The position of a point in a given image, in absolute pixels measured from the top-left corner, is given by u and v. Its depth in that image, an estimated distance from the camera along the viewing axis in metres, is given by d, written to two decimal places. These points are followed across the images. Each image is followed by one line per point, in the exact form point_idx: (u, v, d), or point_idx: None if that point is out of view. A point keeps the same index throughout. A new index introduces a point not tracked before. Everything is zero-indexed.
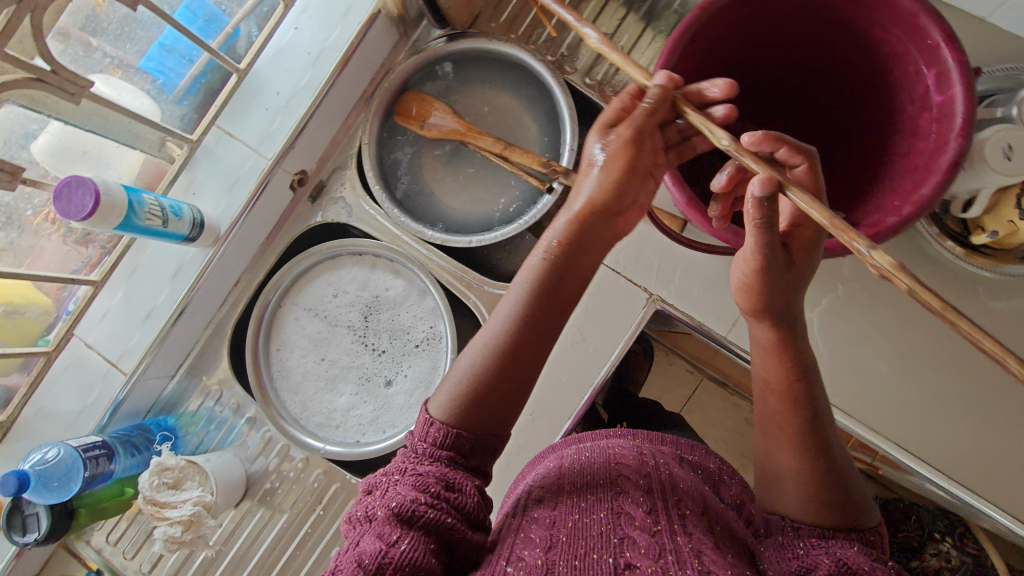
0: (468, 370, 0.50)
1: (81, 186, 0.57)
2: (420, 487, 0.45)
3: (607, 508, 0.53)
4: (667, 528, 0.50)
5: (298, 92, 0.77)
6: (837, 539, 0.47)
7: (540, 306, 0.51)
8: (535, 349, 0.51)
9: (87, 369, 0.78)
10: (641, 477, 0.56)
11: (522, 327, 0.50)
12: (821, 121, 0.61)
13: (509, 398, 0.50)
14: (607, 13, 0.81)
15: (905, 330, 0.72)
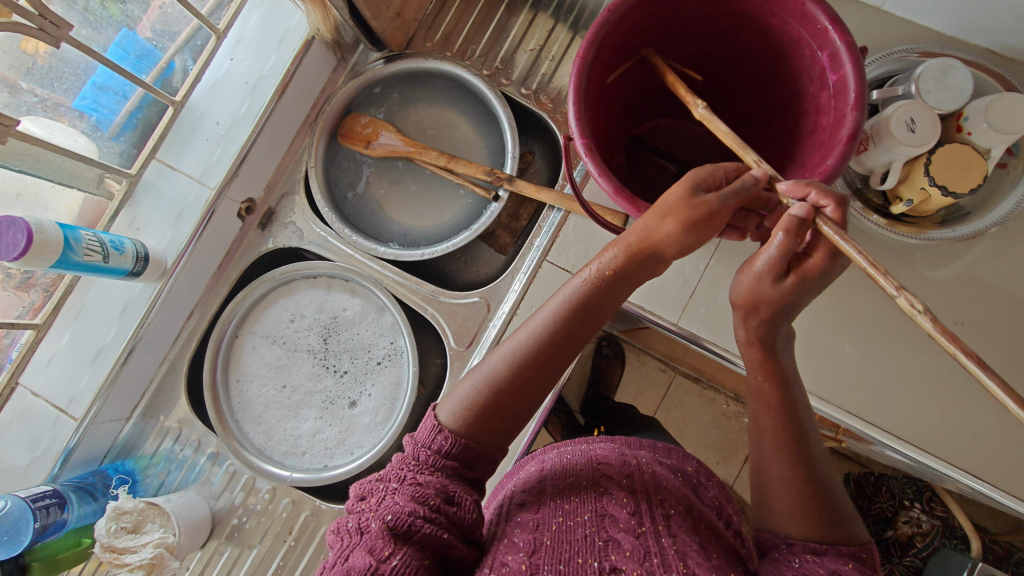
0: (479, 384, 0.52)
1: (11, 226, 0.56)
2: (420, 498, 0.45)
3: (591, 509, 0.56)
4: (652, 529, 0.53)
5: (238, 120, 0.78)
6: (833, 554, 0.44)
7: (557, 334, 0.52)
8: (541, 378, 0.53)
9: (34, 419, 0.75)
10: (623, 477, 0.59)
11: (534, 351, 0.52)
12: None
13: (516, 413, 0.52)
14: (536, 27, 0.86)
15: (844, 303, 0.76)
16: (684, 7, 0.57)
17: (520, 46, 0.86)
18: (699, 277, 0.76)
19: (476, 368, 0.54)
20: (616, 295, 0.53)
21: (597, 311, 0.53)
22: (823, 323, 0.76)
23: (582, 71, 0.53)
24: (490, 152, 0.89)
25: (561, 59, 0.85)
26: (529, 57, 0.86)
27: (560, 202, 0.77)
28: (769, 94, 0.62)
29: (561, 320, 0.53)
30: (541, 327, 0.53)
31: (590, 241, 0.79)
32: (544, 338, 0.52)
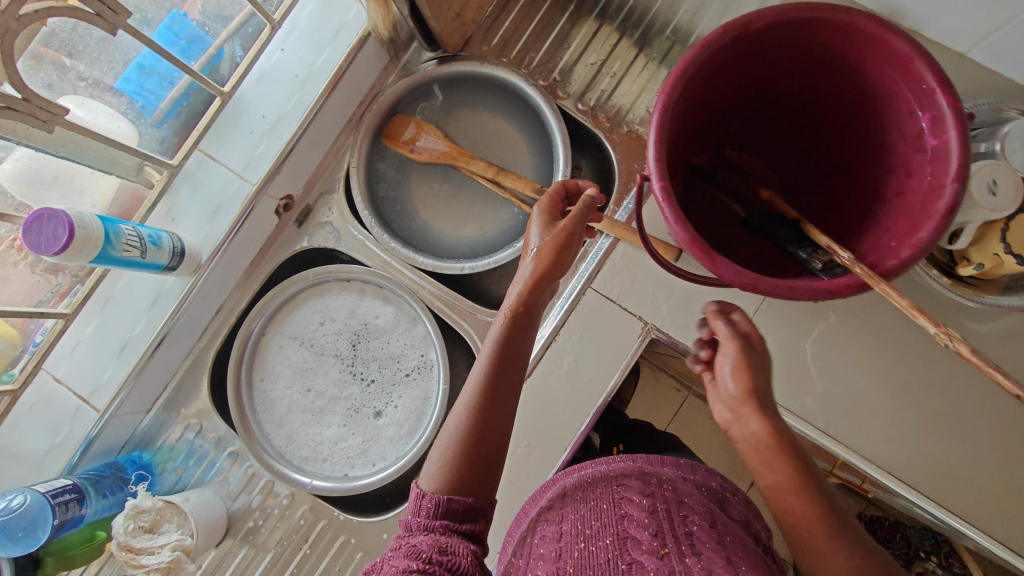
0: (447, 449, 0.53)
1: (53, 219, 0.54)
2: (413, 555, 0.44)
3: (613, 533, 0.57)
4: (675, 548, 0.52)
5: (285, 115, 0.74)
6: None
7: (502, 375, 0.56)
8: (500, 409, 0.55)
9: (57, 405, 0.74)
10: (643, 497, 0.60)
11: (486, 400, 0.54)
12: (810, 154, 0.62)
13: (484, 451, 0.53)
14: (599, 39, 0.82)
15: (898, 358, 0.72)
16: (777, 46, 0.53)
17: (581, 59, 0.82)
18: (749, 320, 0.74)
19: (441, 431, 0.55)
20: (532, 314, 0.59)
21: (520, 340, 0.58)
22: (875, 376, 0.72)
23: (666, 111, 0.50)
24: (539, 167, 0.86)
25: (623, 75, 0.81)
26: (589, 71, 0.82)
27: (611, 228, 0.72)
28: (849, 144, 0.59)
29: (499, 364, 0.56)
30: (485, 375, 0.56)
31: (638, 270, 0.76)
32: (492, 386, 0.55)
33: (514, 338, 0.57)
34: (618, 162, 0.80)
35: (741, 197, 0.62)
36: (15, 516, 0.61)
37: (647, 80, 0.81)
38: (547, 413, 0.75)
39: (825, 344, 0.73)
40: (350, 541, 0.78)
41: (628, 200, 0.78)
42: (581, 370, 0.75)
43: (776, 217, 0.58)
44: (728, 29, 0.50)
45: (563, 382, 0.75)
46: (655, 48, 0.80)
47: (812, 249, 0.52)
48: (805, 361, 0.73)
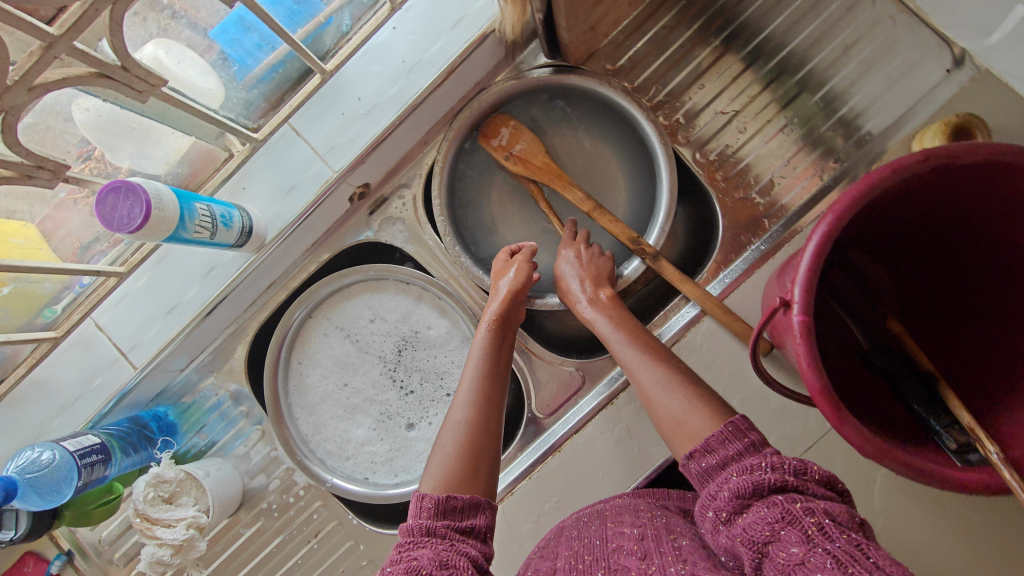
0: (445, 454, 0.58)
1: (130, 195, 0.49)
2: (412, 571, 0.43)
3: (604, 566, 0.52)
4: (661, 565, 0.49)
5: (382, 102, 0.69)
6: (792, 509, 0.42)
7: (490, 376, 0.64)
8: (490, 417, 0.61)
9: (98, 352, 0.73)
10: (633, 526, 0.55)
11: (480, 404, 0.61)
12: (954, 292, 0.54)
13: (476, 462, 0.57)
14: (738, 86, 0.73)
15: (981, 517, 0.64)
16: (969, 182, 0.46)
17: (711, 103, 0.74)
18: (824, 433, 0.68)
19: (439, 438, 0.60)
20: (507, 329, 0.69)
21: (500, 349, 0.67)
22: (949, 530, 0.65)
23: (829, 236, 0.44)
24: (636, 210, 0.79)
25: (753, 133, 0.73)
26: (717, 120, 0.74)
27: (702, 302, 0.68)
28: (1003, 301, 0.50)
29: (488, 367, 0.65)
30: (478, 380, 0.63)
31: (718, 350, 0.70)
32: (483, 386, 0.63)
33: (496, 348, 0.67)
34: (723, 227, 0.73)
35: (864, 323, 0.56)
36: (43, 473, 0.59)
37: (778, 145, 0.73)
38: (585, 477, 0.71)
39: (904, 480, 0.66)
40: (358, 547, 0.76)
41: (725, 273, 0.71)
42: (631, 441, 0.71)
43: (906, 363, 0.51)
44: (929, 157, 0.43)
45: (610, 448, 0.71)
46: (796, 112, 0.72)
47: (949, 423, 0.47)
48: (874, 492, 0.67)
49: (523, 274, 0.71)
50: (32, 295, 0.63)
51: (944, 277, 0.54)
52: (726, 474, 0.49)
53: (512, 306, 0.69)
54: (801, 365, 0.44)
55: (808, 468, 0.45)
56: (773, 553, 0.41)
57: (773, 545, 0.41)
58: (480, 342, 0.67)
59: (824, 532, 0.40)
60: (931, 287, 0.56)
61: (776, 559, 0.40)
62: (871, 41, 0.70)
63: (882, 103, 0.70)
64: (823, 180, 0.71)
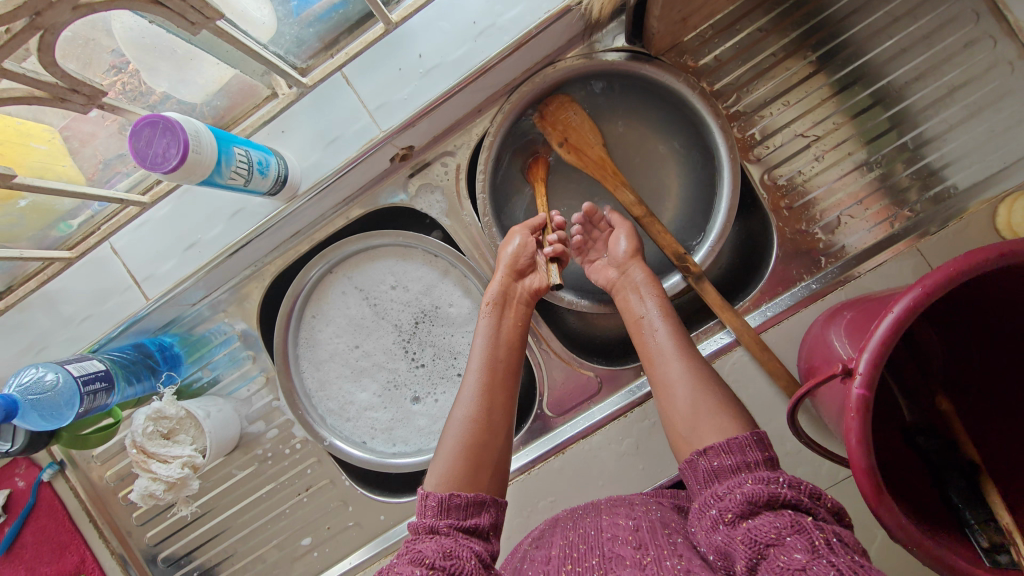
0: (449, 454, 0.55)
1: (168, 133, 0.46)
2: (417, 560, 0.43)
3: (600, 554, 0.50)
4: (657, 557, 0.47)
5: (444, 64, 0.63)
6: (808, 528, 0.40)
7: (497, 366, 0.60)
8: (498, 412, 0.58)
9: (109, 274, 0.70)
10: (629, 519, 0.54)
11: (485, 397, 0.58)
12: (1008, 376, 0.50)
13: (483, 464, 0.55)
14: (824, 110, 0.68)
15: None
16: None
17: (791, 124, 0.69)
18: (833, 484, 0.66)
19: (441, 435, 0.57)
20: (511, 309, 0.64)
21: (507, 334, 0.63)
22: None
23: (913, 310, 0.41)
24: (685, 222, 0.76)
25: (830, 164, 0.68)
26: (794, 143, 0.69)
27: (739, 333, 0.64)
28: None
29: (491, 356, 0.60)
30: (481, 373, 0.59)
31: (743, 384, 0.68)
32: (487, 377, 0.59)
33: (501, 330, 0.62)
34: (775, 258, 0.69)
35: (911, 395, 0.54)
36: (46, 397, 0.58)
37: (853, 181, 0.68)
38: (585, 482, 0.71)
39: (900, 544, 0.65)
40: (347, 507, 0.77)
41: (769, 306, 0.68)
42: (637, 456, 0.70)
43: (948, 445, 0.50)
44: None
45: (614, 459, 0.70)
46: (879, 150, 0.68)
47: (985, 518, 0.45)
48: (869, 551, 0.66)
49: (527, 236, 0.67)
50: (49, 209, 0.61)
51: (1005, 363, 0.51)
52: (739, 480, 0.46)
53: (517, 278, 0.66)
54: (850, 440, 0.42)
55: (824, 495, 0.44)
56: (772, 557, 0.39)
57: (774, 548, 0.40)
58: (484, 326, 0.63)
59: (831, 547, 0.39)
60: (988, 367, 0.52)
61: (775, 561, 0.39)
62: (979, 87, 0.65)
63: (972, 158, 0.65)
64: (893, 228, 0.67)
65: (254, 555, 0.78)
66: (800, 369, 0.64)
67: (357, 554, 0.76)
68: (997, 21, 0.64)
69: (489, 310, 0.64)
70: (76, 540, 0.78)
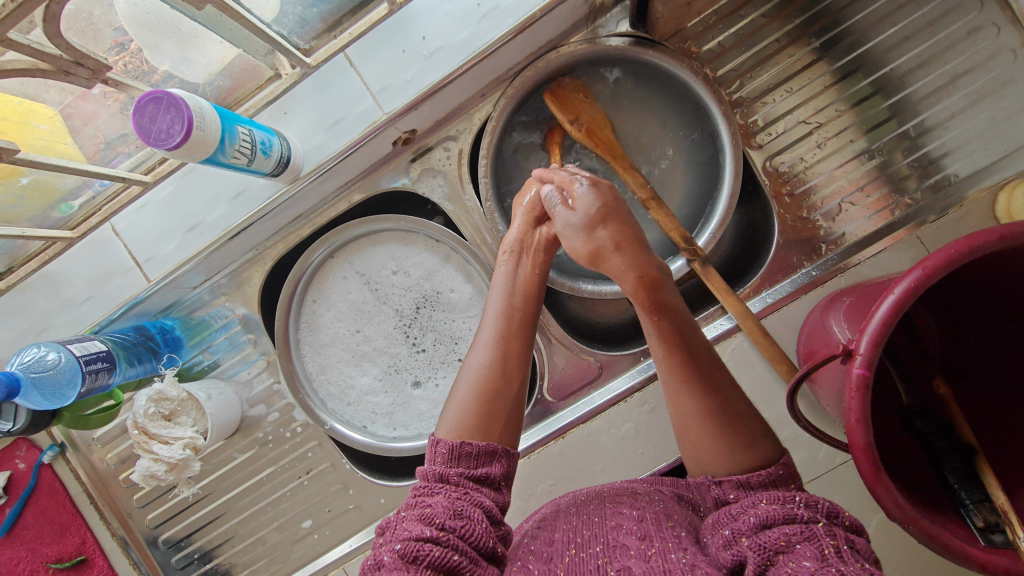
0: (462, 401, 0.55)
1: (172, 109, 0.46)
2: (426, 519, 0.44)
3: (603, 542, 0.50)
4: (662, 548, 0.47)
5: (446, 46, 0.63)
6: (819, 539, 0.41)
7: (512, 314, 0.59)
8: (514, 357, 0.57)
9: (109, 256, 0.70)
10: (633, 508, 0.54)
11: (499, 346, 0.57)
12: (1002, 360, 0.51)
13: (499, 409, 0.54)
14: (825, 97, 0.69)
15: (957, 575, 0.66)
16: None
17: (793, 111, 0.69)
18: (830, 468, 0.67)
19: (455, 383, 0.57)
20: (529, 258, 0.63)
21: (525, 284, 0.61)
22: None
23: (913, 291, 0.41)
24: (686, 209, 0.76)
25: (830, 151, 0.69)
26: (796, 130, 0.69)
27: (740, 319, 0.64)
28: None
29: (507, 303, 0.60)
30: (496, 320, 0.59)
31: (742, 369, 0.68)
32: (501, 325, 0.58)
33: (517, 278, 0.62)
34: (776, 245, 0.69)
35: (908, 378, 0.55)
36: (47, 375, 0.58)
37: (854, 169, 0.68)
38: (584, 467, 0.71)
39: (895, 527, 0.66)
40: (348, 491, 0.78)
41: (769, 292, 0.68)
42: (636, 441, 0.70)
43: (946, 428, 0.50)
44: None
45: (613, 444, 0.71)
46: (880, 138, 0.68)
47: (980, 499, 0.45)
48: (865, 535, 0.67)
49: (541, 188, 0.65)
50: (52, 189, 0.61)
51: (1000, 347, 0.51)
52: (753, 497, 0.47)
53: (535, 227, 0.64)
54: (849, 420, 0.42)
55: (841, 513, 0.44)
56: (782, 563, 0.40)
57: (784, 555, 0.41)
58: (501, 272, 0.63)
59: (841, 556, 0.40)
60: (982, 352, 0.52)
61: (786, 566, 0.40)
62: (981, 76, 0.65)
63: (972, 146, 0.66)
64: (892, 216, 0.67)
65: (255, 537, 0.79)
66: (799, 355, 0.64)
67: (357, 537, 0.77)
68: (1001, 9, 0.65)
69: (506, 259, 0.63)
70: (77, 522, 0.78)
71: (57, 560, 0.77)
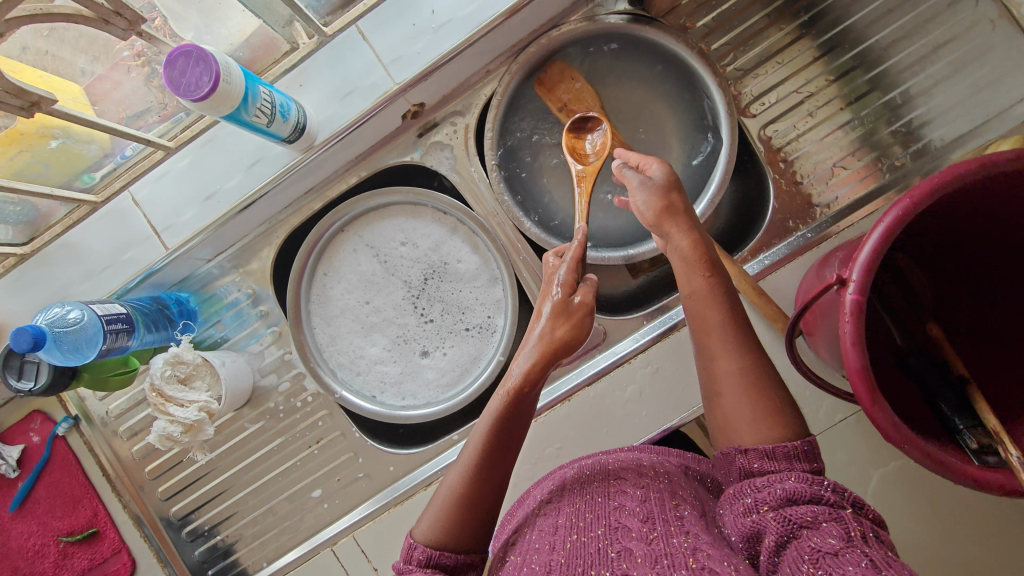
0: (440, 506, 0.52)
1: (201, 62, 0.49)
2: None
3: (605, 524, 0.52)
4: (663, 532, 0.49)
5: (454, 19, 0.67)
6: (847, 526, 0.41)
7: (504, 434, 0.53)
8: (500, 471, 0.53)
9: (127, 226, 0.72)
10: (637, 488, 0.55)
11: (483, 460, 0.53)
12: (994, 309, 0.53)
13: (481, 519, 0.52)
14: (815, 69, 0.72)
15: (955, 522, 0.68)
16: None
17: (784, 83, 0.72)
18: (831, 424, 0.69)
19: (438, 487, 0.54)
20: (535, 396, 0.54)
21: (519, 420, 0.54)
22: (927, 533, 0.68)
23: (902, 220, 0.43)
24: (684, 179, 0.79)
25: (821, 120, 0.72)
26: (788, 100, 0.72)
27: (737, 281, 0.66)
28: None
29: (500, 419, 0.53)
30: (479, 444, 0.53)
31: None
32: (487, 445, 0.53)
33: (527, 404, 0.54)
34: (773, 209, 0.72)
35: (902, 324, 0.56)
36: (69, 332, 0.60)
37: (845, 136, 0.71)
38: (591, 429, 0.73)
39: (896, 480, 0.69)
40: (357, 459, 0.79)
41: (766, 255, 0.70)
42: (641, 403, 0.72)
43: (939, 367, 0.52)
44: (1018, 156, 0.42)
45: (619, 406, 0.72)
46: (867, 107, 0.71)
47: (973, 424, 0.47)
48: (866, 491, 0.69)
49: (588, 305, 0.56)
50: (77, 155, 0.64)
51: (994, 296, 0.53)
52: (781, 473, 0.46)
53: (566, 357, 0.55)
54: (844, 344, 0.45)
55: (869, 506, 0.43)
56: (805, 537, 0.41)
57: (808, 529, 0.42)
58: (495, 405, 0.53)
59: (866, 540, 0.40)
60: (976, 302, 0.55)
61: (808, 543, 0.41)
62: (960, 46, 0.68)
63: (956, 112, 0.69)
64: (883, 179, 0.70)
65: (265, 508, 0.80)
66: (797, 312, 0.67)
67: (367, 504, 0.77)
68: None
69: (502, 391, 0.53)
70: (89, 494, 0.80)
71: (68, 533, 0.79)
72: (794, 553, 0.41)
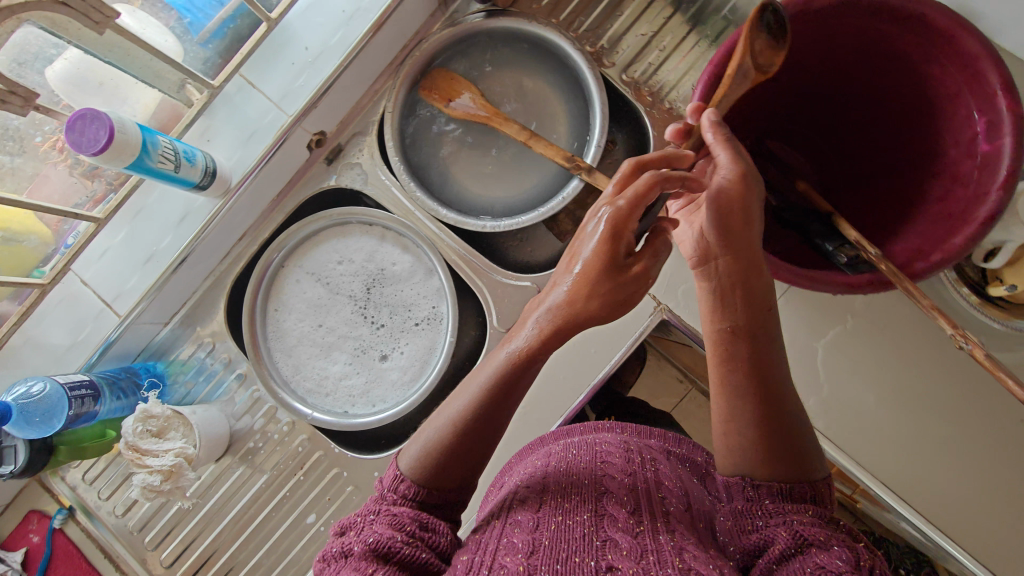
0: (426, 446, 0.51)
1: (96, 120, 0.56)
2: (396, 525, 0.47)
3: (591, 510, 0.49)
4: (651, 527, 0.46)
5: (326, 50, 0.76)
6: (857, 555, 0.41)
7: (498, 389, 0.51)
8: (489, 431, 0.51)
9: (82, 306, 0.78)
10: (626, 475, 0.53)
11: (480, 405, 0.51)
12: (860, 157, 0.59)
13: (468, 471, 0.51)
14: (652, 11, 0.80)
15: (908, 370, 0.71)
16: (839, 30, 0.52)
17: (631, 29, 0.81)
18: None
19: (424, 429, 0.53)
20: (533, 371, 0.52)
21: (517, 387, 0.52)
22: (882, 388, 0.71)
23: (713, 79, 0.52)
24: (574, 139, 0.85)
25: (670, 52, 0.80)
26: (638, 43, 0.81)
27: None
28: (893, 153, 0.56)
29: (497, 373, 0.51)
30: (476, 396, 0.51)
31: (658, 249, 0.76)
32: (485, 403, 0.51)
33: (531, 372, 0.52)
34: None
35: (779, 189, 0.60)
36: (32, 402, 0.65)
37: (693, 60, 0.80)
38: (548, 378, 0.77)
39: (840, 345, 0.72)
40: (342, 474, 0.82)
41: None
42: (587, 342, 0.77)
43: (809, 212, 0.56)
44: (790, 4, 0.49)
45: (569, 351, 0.77)
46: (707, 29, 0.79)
47: (840, 242, 0.51)
48: (815, 364, 0.72)
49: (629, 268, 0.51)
50: (20, 250, 0.67)
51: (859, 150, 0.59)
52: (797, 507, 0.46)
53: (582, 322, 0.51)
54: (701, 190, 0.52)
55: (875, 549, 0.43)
56: (812, 553, 0.41)
57: (815, 547, 0.41)
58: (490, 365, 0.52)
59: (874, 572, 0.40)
60: (847, 157, 0.60)
61: (814, 559, 0.40)
62: None
63: None
64: None
65: (265, 548, 0.81)
66: None
67: None
68: None
69: (528, 335, 0.52)
70: None
71: None
72: (796, 566, 0.41)
